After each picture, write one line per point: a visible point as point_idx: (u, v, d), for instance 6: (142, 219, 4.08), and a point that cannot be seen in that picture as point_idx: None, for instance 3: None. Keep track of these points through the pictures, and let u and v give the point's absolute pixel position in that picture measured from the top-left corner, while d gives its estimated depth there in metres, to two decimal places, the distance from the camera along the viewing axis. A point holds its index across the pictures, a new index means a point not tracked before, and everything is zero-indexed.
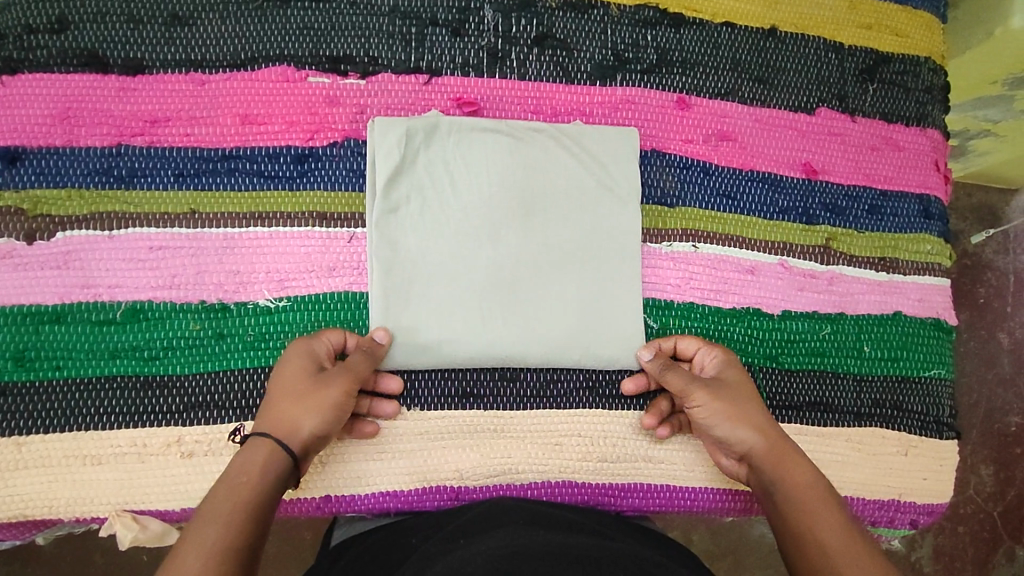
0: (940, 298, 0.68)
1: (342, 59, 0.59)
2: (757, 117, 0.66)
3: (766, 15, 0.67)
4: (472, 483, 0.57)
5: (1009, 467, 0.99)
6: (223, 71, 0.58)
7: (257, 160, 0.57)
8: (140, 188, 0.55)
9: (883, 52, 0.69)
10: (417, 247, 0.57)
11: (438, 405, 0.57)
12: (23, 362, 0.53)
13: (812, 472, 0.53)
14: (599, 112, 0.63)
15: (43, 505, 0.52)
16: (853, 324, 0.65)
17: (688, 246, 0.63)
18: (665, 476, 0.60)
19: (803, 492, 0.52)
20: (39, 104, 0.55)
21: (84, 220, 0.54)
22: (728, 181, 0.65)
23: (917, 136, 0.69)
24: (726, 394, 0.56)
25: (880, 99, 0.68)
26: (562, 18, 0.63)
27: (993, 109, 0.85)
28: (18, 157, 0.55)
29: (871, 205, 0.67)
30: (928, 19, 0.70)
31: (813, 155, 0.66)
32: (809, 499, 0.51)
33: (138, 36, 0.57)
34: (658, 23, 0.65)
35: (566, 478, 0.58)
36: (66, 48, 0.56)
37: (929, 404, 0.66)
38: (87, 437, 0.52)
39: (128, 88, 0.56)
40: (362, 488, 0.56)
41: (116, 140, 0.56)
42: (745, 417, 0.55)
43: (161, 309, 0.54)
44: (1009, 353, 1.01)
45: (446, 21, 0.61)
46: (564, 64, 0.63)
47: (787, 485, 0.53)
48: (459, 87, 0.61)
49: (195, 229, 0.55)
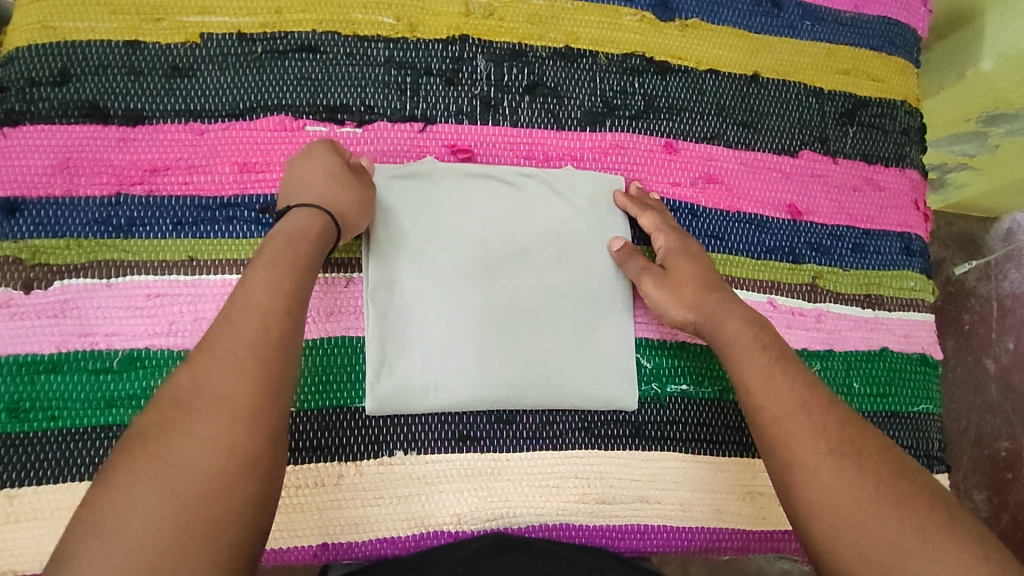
0: (926, 333, 0.69)
1: (339, 108, 0.61)
2: (743, 160, 0.68)
3: (748, 62, 0.69)
4: (471, 527, 0.57)
5: (1001, 493, 1.00)
6: (222, 120, 0.59)
7: (257, 208, 0.58)
8: (138, 237, 0.56)
9: (861, 97, 0.71)
10: (412, 291, 0.58)
11: (433, 448, 0.57)
12: (17, 413, 0.52)
13: (794, 398, 0.51)
14: (589, 157, 0.65)
15: (34, 560, 0.52)
16: (841, 360, 0.66)
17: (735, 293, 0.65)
18: (661, 516, 0.60)
19: (782, 438, 0.50)
20: (39, 156, 0.56)
21: (83, 269, 0.55)
22: (716, 222, 0.66)
23: (897, 177, 0.71)
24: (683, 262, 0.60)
25: (860, 141, 0.71)
26: (552, 67, 0.65)
27: (969, 145, 0.89)
28: (17, 208, 0.55)
29: (855, 243, 0.69)
30: (902, 64, 0.73)
31: (797, 196, 0.68)
32: (789, 446, 0.49)
33: (138, 88, 0.58)
34: (645, 71, 0.67)
35: (564, 521, 0.58)
36: (68, 100, 0.57)
37: (919, 438, 0.67)
38: (81, 488, 0.52)
39: (128, 138, 0.58)
40: (360, 535, 0.56)
41: (115, 189, 0.57)
42: (681, 302, 0.58)
43: (159, 357, 0.54)
44: (996, 378, 1.03)
45: (439, 71, 0.63)
46: (555, 111, 0.65)
47: (768, 428, 0.51)
48: (453, 134, 0.62)
49: (194, 277, 0.56)
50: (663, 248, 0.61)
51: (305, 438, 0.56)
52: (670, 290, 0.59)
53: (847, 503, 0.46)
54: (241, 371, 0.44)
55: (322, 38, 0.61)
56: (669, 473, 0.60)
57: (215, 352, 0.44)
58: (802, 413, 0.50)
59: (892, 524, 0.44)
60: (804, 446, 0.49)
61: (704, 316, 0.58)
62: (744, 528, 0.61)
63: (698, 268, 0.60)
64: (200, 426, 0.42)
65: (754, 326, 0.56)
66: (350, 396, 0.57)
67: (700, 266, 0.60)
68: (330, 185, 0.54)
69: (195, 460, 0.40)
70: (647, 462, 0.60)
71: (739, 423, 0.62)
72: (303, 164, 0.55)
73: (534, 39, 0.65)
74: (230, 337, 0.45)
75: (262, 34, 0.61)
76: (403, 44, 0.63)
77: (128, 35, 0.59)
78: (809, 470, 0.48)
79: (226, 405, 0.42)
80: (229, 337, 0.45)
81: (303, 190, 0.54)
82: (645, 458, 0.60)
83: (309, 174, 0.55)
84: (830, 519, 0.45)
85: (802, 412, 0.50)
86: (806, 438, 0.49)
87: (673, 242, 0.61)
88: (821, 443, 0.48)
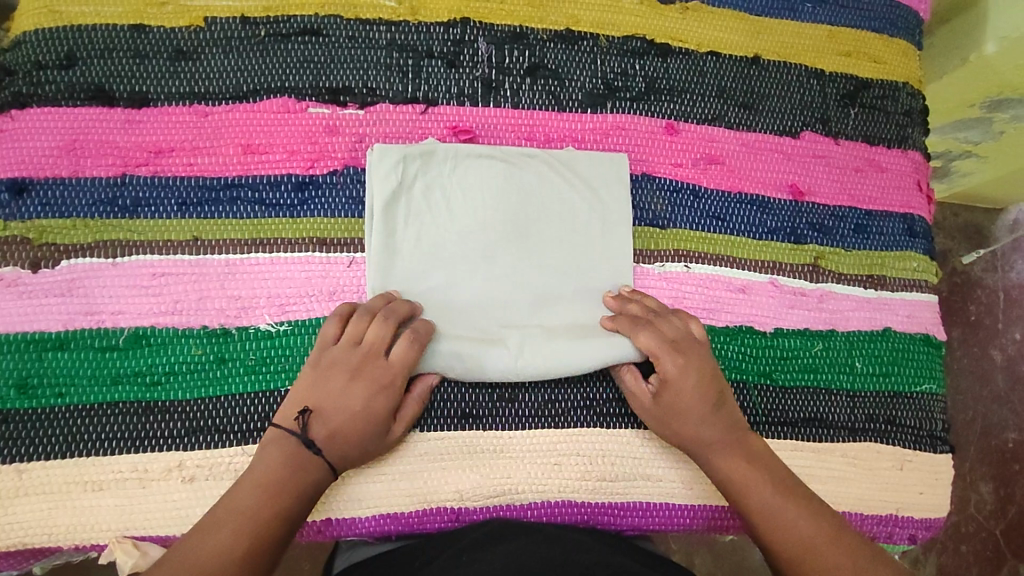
0: (929, 314, 0.69)
1: (342, 90, 0.61)
2: (743, 141, 0.68)
3: (749, 44, 0.70)
4: (473, 504, 0.58)
5: (1009, 485, 1.00)
6: (225, 103, 0.59)
7: (259, 189, 0.58)
8: (143, 217, 0.57)
9: (862, 78, 0.71)
10: (413, 271, 0.58)
11: (435, 426, 0.58)
12: (26, 389, 0.53)
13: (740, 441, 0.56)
14: (589, 138, 0.65)
15: (43, 533, 0.52)
16: (844, 340, 0.66)
17: (736, 272, 0.66)
18: (663, 494, 0.60)
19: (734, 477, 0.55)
20: (46, 137, 0.57)
21: (88, 248, 0.56)
22: (718, 203, 0.67)
23: (899, 158, 0.71)
24: (680, 402, 0.56)
25: (862, 122, 0.71)
26: (553, 49, 0.65)
27: (973, 131, 0.88)
28: (25, 188, 0.56)
29: (857, 224, 0.69)
30: (904, 46, 0.73)
31: (798, 177, 0.68)
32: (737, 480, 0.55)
33: (143, 71, 0.59)
34: (645, 53, 0.67)
35: (566, 498, 0.59)
36: (74, 82, 0.58)
37: (922, 418, 0.67)
38: (88, 463, 0.53)
39: (133, 120, 0.58)
40: (363, 511, 0.56)
41: (120, 171, 0.57)
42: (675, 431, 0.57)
43: (164, 335, 0.55)
44: (1003, 368, 1.03)
45: (440, 53, 0.63)
46: (556, 93, 0.65)
47: (731, 492, 0.55)
48: (455, 116, 0.63)
49: (198, 256, 0.57)
50: (665, 373, 0.56)
51: None
52: (662, 419, 0.57)
53: (781, 524, 0.53)
54: (275, 484, 0.50)
55: (324, 22, 0.62)
56: (671, 451, 0.60)
57: (262, 462, 0.51)
58: (757, 466, 0.55)
59: (842, 562, 0.51)
60: (766, 495, 0.54)
61: (697, 449, 0.56)
62: None
63: (699, 401, 0.56)
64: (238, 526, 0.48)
65: (731, 445, 0.56)
66: None
67: (704, 408, 0.56)
68: (359, 455, 0.53)
69: (227, 552, 0.47)
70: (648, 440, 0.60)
71: (740, 401, 0.63)
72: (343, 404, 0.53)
73: (535, 22, 0.65)
74: (267, 458, 0.51)
75: (264, 18, 0.61)
76: (404, 27, 0.63)
77: (134, 19, 0.60)
78: (753, 499, 0.54)
79: (263, 511, 0.49)
80: (267, 455, 0.51)
81: (334, 433, 0.52)
82: (646, 436, 0.60)
83: (339, 417, 0.52)
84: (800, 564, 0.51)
85: (757, 469, 0.55)
86: (765, 487, 0.54)
87: (674, 371, 0.56)
88: (768, 477, 0.55)
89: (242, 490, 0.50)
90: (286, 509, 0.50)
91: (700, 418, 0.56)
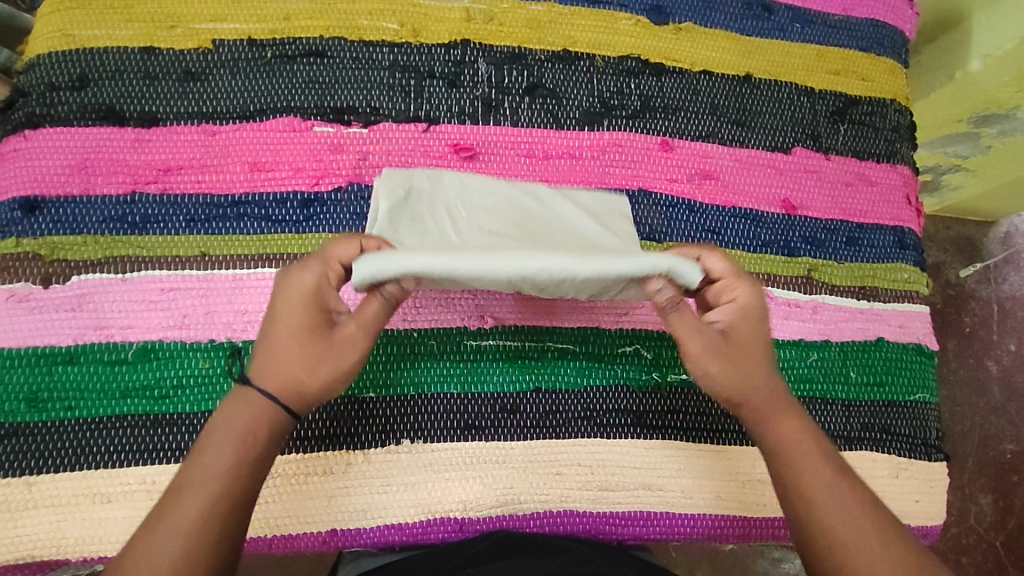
0: (921, 325, 0.71)
1: (346, 110, 0.63)
2: (737, 157, 0.70)
3: (741, 63, 0.72)
4: (476, 514, 0.58)
5: (1007, 495, 1.00)
6: (233, 122, 0.61)
7: (266, 206, 0.60)
8: (152, 233, 0.58)
9: (851, 95, 0.73)
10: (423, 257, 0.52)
11: (437, 438, 0.58)
12: (35, 403, 0.54)
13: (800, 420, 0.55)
14: (587, 155, 0.67)
15: (50, 546, 0.53)
16: (838, 351, 0.68)
17: None
18: (663, 503, 0.61)
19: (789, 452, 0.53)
20: (58, 156, 0.58)
21: (99, 264, 0.57)
22: (713, 217, 0.68)
23: (888, 172, 0.73)
24: (744, 338, 0.54)
25: (851, 138, 0.73)
26: (551, 69, 0.67)
27: (961, 146, 0.91)
28: (37, 206, 0.57)
29: (848, 237, 0.71)
30: (890, 64, 0.75)
31: (791, 192, 0.70)
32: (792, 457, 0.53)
33: (153, 91, 0.61)
34: (640, 72, 0.69)
35: (567, 507, 0.59)
36: (86, 103, 0.60)
37: (917, 427, 0.68)
38: (96, 476, 0.53)
39: (143, 139, 0.60)
40: (367, 522, 0.57)
41: (130, 188, 0.59)
42: (740, 375, 0.53)
43: (172, 349, 0.56)
44: (998, 380, 1.04)
45: (442, 73, 0.65)
46: (554, 111, 0.67)
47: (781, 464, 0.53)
48: (456, 134, 0.65)
49: (206, 271, 0.58)
50: (739, 302, 0.54)
51: (311, 427, 0.57)
52: (729, 358, 0.53)
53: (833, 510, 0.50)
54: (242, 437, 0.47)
55: (329, 43, 0.64)
56: (670, 460, 0.61)
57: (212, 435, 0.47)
58: (813, 447, 0.53)
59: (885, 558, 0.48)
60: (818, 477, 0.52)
61: (756, 409, 0.54)
62: (745, 516, 0.62)
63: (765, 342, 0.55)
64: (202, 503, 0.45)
65: (790, 414, 0.55)
66: (357, 386, 0.58)
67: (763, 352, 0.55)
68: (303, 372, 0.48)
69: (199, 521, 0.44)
70: (648, 450, 0.61)
71: None
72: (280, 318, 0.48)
73: (533, 43, 0.67)
74: (216, 436, 0.47)
75: (271, 40, 0.63)
76: (407, 48, 0.65)
77: (144, 42, 0.61)
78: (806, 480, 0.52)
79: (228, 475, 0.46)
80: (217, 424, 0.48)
81: (271, 354, 0.48)
82: (646, 446, 0.61)
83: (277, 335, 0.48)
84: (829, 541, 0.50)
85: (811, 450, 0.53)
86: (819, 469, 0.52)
87: (747, 301, 0.54)
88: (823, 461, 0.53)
89: (203, 458, 0.46)
90: (253, 475, 0.47)
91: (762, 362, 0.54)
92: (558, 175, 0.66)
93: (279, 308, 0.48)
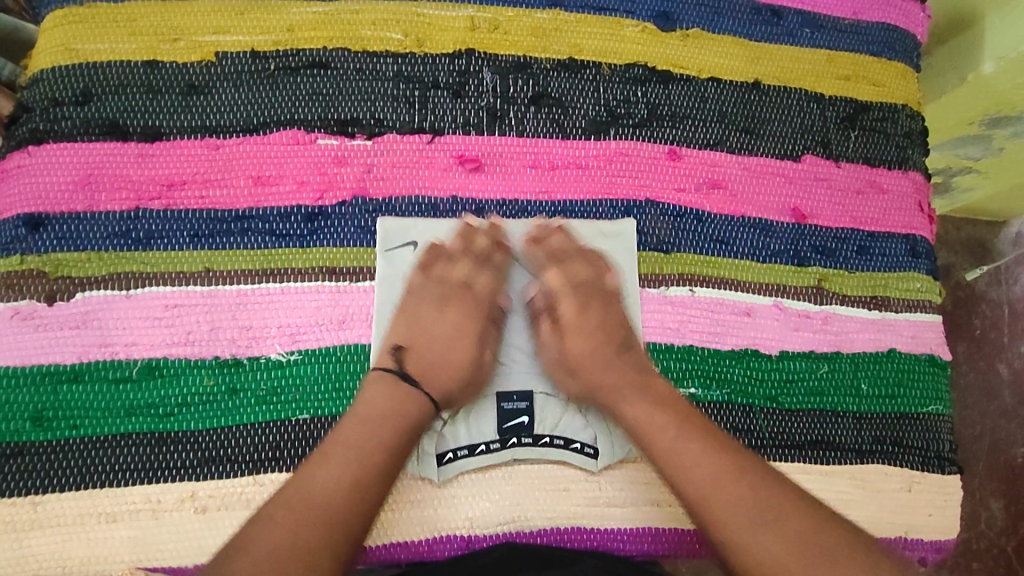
0: (933, 334, 0.70)
1: (350, 122, 0.62)
2: (746, 166, 0.69)
3: (749, 70, 0.71)
4: (483, 531, 0.58)
5: (1019, 501, 0.99)
6: (236, 136, 0.61)
7: (269, 220, 0.60)
8: (156, 249, 0.58)
9: (861, 101, 0.72)
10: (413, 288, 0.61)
11: (456, 450, 0.58)
12: (41, 421, 0.54)
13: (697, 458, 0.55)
14: (594, 165, 0.66)
15: (56, 566, 0.53)
16: (850, 362, 0.67)
17: (739, 295, 0.66)
18: (671, 519, 0.60)
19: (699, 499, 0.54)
20: (62, 173, 0.58)
21: (102, 280, 0.57)
22: (722, 227, 0.67)
23: (900, 179, 0.72)
24: (579, 343, 0.61)
25: (862, 145, 0.72)
26: (556, 78, 0.67)
27: (973, 148, 0.89)
28: (41, 223, 0.57)
29: (859, 246, 0.70)
30: (902, 69, 0.74)
31: (801, 201, 0.69)
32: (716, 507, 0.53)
33: (156, 106, 0.60)
34: (647, 80, 0.68)
35: (575, 524, 0.59)
36: (89, 118, 0.59)
37: (929, 439, 0.67)
38: (102, 495, 0.53)
39: (146, 154, 0.59)
40: (374, 540, 0.57)
41: (134, 204, 0.58)
42: (580, 367, 0.60)
43: (176, 366, 0.56)
44: (1009, 383, 1.03)
45: (446, 83, 0.64)
46: (560, 121, 0.66)
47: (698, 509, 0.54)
48: (461, 145, 0.64)
49: (209, 287, 0.58)
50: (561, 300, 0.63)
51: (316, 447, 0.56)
52: (574, 354, 0.61)
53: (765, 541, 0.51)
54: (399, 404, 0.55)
55: (332, 54, 0.63)
56: None
57: (304, 480, 0.51)
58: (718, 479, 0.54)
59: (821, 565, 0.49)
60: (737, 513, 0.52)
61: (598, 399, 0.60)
62: None
63: (587, 340, 0.61)
64: (272, 547, 0.48)
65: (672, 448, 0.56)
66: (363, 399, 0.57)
67: (601, 351, 0.60)
68: (458, 334, 0.61)
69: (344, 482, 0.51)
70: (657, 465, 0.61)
71: (750, 425, 0.63)
72: (414, 308, 0.60)
73: (538, 51, 0.67)
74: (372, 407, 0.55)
75: (275, 51, 0.63)
76: (411, 59, 0.64)
77: (147, 55, 0.61)
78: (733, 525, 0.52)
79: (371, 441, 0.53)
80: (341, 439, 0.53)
81: (427, 339, 0.60)
82: None
83: (419, 321, 0.60)
84: (733, 551, 0.52)
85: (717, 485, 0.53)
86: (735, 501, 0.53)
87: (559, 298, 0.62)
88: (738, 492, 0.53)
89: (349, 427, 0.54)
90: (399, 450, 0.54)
91: (586, 364, 0.60)
92: (564, 185, 0.65)
93: (402, 301, 0.60)
